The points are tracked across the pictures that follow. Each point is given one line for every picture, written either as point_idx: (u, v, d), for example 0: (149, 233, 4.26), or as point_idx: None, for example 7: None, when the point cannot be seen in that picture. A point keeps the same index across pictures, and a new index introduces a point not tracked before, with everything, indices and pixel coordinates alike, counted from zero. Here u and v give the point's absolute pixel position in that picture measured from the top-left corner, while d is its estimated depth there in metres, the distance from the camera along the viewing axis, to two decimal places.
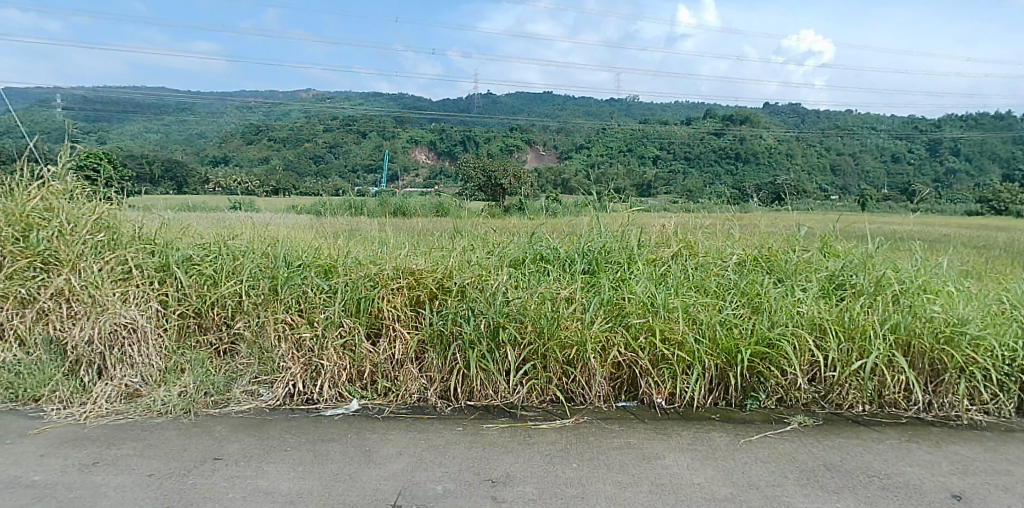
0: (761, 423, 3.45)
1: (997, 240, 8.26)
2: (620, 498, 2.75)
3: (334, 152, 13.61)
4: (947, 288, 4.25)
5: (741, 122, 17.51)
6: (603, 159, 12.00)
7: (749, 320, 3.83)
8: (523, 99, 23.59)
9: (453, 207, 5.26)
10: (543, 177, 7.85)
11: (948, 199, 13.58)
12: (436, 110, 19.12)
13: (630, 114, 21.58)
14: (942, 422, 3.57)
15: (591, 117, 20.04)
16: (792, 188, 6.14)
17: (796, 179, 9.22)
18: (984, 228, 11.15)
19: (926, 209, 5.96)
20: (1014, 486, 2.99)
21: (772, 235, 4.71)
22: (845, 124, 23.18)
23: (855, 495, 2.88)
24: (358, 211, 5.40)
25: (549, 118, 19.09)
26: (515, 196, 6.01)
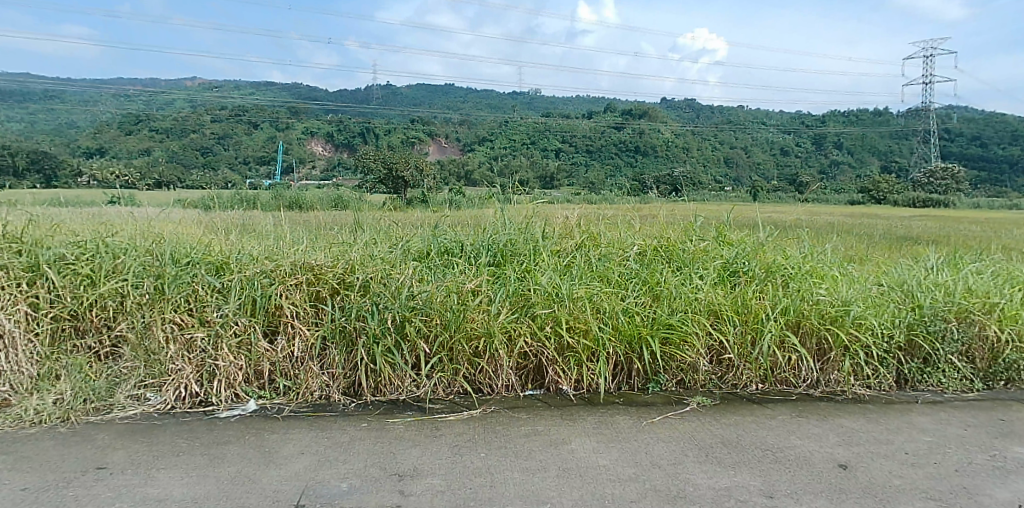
0: (662, 404, 3.58)
1: (871, 227, 8.94)
2: (529, 485, 2.79)
3: (223, 143, 13.03)
4: (831, 272, 4.53)
5: (640, 118, 18.16)
6: (504, 151, 12.15)
7: (650, 307, 3.94)
8: (426, 92, 23.44)
9: (353, 201, 5.17)
10: (446, 168, 7.82)
11: (830, 189, 14.57)
12: (339, 103, 18.68)
13: (532, 108, 22.00)
14: (829, 397, 3.82)
15: (493, 111, 20.19)
16: (689, 180, 6.39)
17: (692, 172, 9.61)
18: (860, 216, 12.07)
19: (811, 198, 6.34)
20: (892, 454, 3.25)
21: (670, 225, 4.88)
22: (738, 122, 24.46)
23: (750, 469, 3.04)
24: (251, 205, 5.21)
25: (452, 111, 18.99)
26: (418, 188, 5.96)
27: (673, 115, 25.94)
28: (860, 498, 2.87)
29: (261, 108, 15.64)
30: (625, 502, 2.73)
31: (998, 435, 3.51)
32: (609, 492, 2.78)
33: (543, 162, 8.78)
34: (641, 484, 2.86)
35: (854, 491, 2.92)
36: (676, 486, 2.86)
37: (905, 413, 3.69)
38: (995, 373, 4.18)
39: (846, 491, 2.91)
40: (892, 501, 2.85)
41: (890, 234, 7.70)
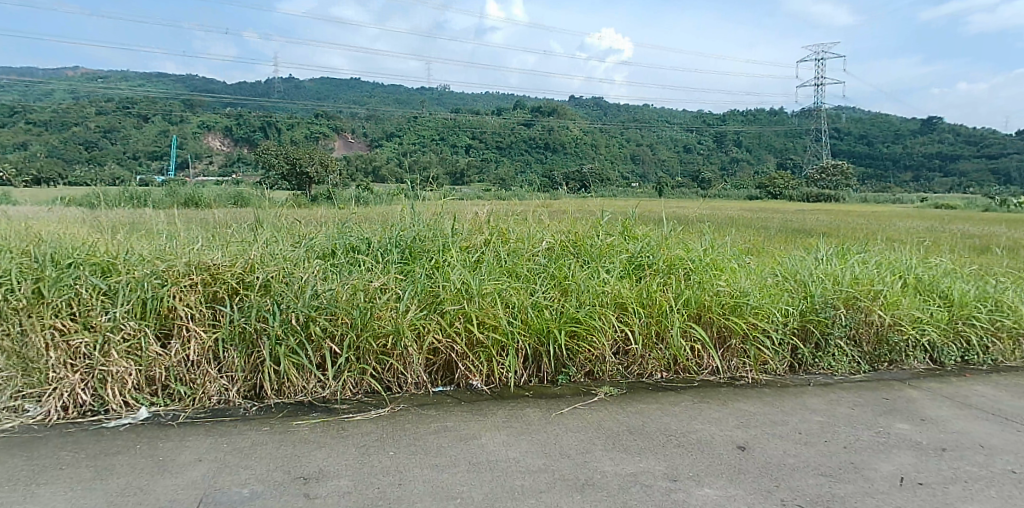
0: (571, 395, 3.66)
1: (767, 221, 9.49)
2: (438, 481, 2.79)
3: (110, 137, 12.22)
4: (730, 264, 4.75)
5: (549, 116, 18.48)
6: (415, 146, 12.06)
7: (558, 302, 4.02)
8: (331, 85, 22.93)
9: (254, 198, 5.01)
10: (353, 163, 7.68)
11: (729, 185, 15.41)
12: (242, 96, 17.98)
13: (444, 104, 21.90)
14: (728, 382, 4.01)
15: (399, 106, 19.94)
16: (597, 176, 6.56)
17: (600, 169, 9.90)
18: (755, 211, 12.83)
19: (710, 194, 6.64)
20: (786, 434, 3.45)
21: (579, 221, 4.99)
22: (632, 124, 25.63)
23: (654, 454, 3.15)
24: (141, 202, 4.96)
25: (359, 106, 18.62)
26: (324, 184, 5.84)
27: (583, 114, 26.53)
28: (755, 476, 3.03)
29: (152, 101, 14.81)
30: (534, 492, 2.77)
31: (880, 412, 3.80)
32: (518, 484, 2.82)
33: (454, 158, 8.80)
34: (551, 474, 2.91)
35: (750, 470, 3.08)
36: (583, 475, 2.93)
37: (798, 395, 3.93)
38: (879, 355, 4.51)
39: (743, 470, 3.07)
40: (785, 478, 3.03)
41: (785, 228, 8.18)
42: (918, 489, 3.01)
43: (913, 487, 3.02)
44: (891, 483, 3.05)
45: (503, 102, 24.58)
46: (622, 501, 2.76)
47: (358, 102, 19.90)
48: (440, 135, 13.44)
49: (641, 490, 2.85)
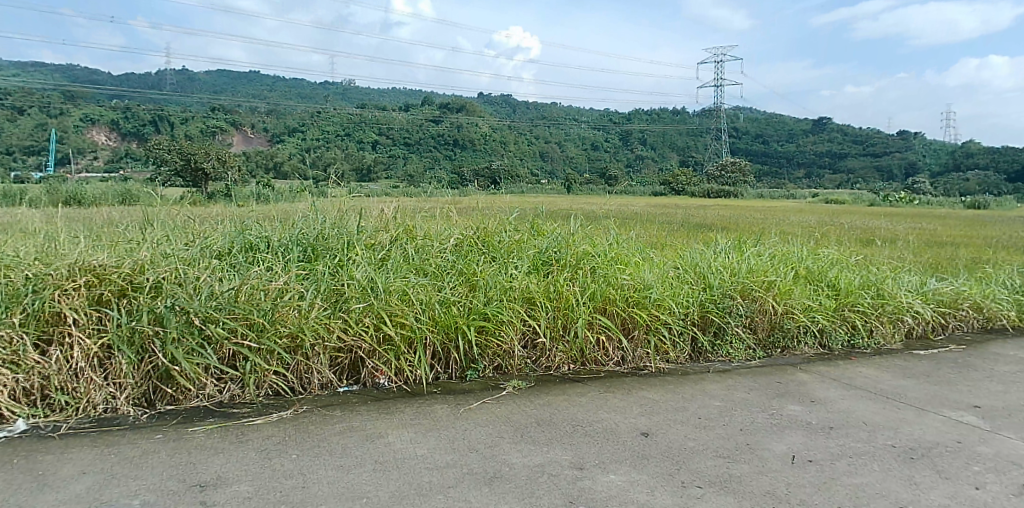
0: (479, 390, 3.70)
1: (670, 217, 9.90)
2: (343, 482, 2.76)
3: None
4: (634, 258, 4.92)
5: (457, 113, 18.50)
6: (321, 139, 11.78)
7: (466, 297, 4.05)
8: (231, 78, 22.13)
9: (145, 195, 4.78)
10: (254, 158, 7.43)
11: (634, 183, 16.04)
12: (133, 88, 17.00)
13: (350, 100, 21.52)
14: (633, 372, 4.16)
15: (306, 101, 19.42)
16: (506, 173, 6.65)
17: (510, 166, 10.05)
18: (658, 209, 13.41)
19: (616, 192, 6.86)
20: (686, 420, 3.62)
21: (488, 217, 5.04)
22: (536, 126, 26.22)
23: (561, 445, 3.23)
24: (16, 201, 4.63)
25: (259, 101, 18.00)
26: (222, 181, 5.64)
27: (492, 112, 26.73)
28: (657, 461, 3.16)
29: None
30: (443, 488, 2.79)
31: (774, 395, 4.04)
32: (426, 480, 2.83)
33: (361, 155, 8.70)
34: (459, 469, 2.94)
35: (652, 455, 3.21)
36: (491, 468, 2.97)
37: (698, 382, 4.13)
38: (774, 341, 4.79)
39: (646, 455, 3.20)
40: (686, 461, 3.17)
41: (687, 223, 8.55)
42: (808, 465, 3.21)
43: (803, 463, 3.23)
44: (783, 461, 3.24)
45: (411, 98, 24.42)
46: (529, 491, 2.81)
47: (262, 95, 19.23)
48: (347, 130, 13.16)
49: (548, 480, 2.91)
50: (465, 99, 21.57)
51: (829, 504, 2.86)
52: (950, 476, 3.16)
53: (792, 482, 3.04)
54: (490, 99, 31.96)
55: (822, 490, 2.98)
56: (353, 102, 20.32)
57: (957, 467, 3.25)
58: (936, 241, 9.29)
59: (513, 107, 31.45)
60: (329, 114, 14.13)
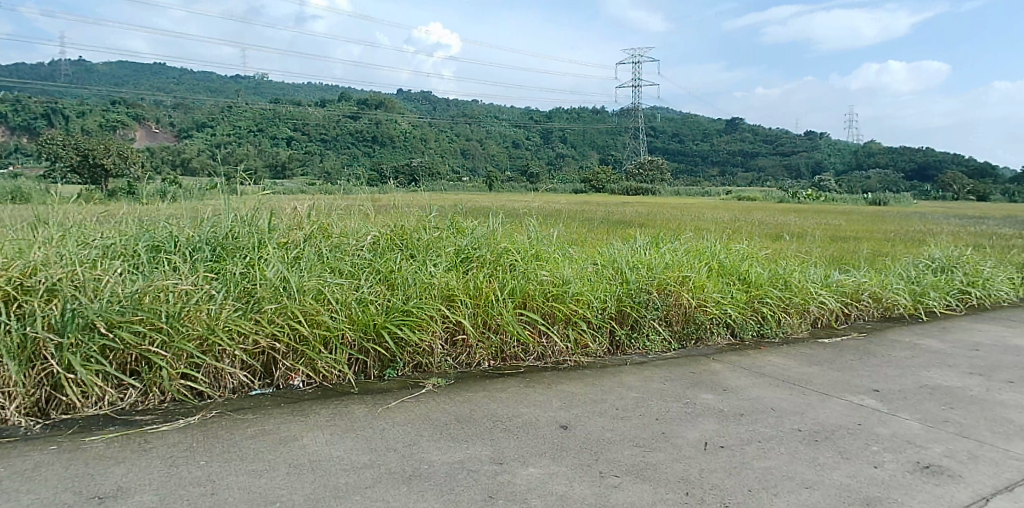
0: (398, 389, 3.70)
1: (590, 216, 10.11)
2: (255, 486, 2.69)
3: None
4: (553, 255, 5.01)
5: (375, 110, 18.26)
6: (232, 134, 11.38)
7: (384, 296, 4.03)
8: (135, 69, 20.97)
9: (37, 193, 4.51)
10: (161, 153, 7.13)
11: (554, 181, 16.27)
12: (22, 77, 15.84)
13: (264, 94, 20.83)
14: (552, 366, 4.24)
15: (218, 94, 18.65)
16: (424, 172, 6.65)
17: (431, 165, 10.02)
18: (577, 207, 13.67)
19: (535, 192, 6.97)
20: (604, 412, 3.72)
21: (407, 215, 5.02)
22: (457, 125, 26.28)
23: (480, 441, 3.26)
24: None
25: (166, 92, 17.14)
26: (124, 178, 5.39)
27: (415, 109, 26.48)
28: (576, 453, 3.23)
29: None
30: (359, 489, 2.75)
31: (689, 385, 4.21)
32: (341, 480, 2.79)
33: (275, 151, 8.46)
34: (377, 469, 2.91)
35: (570, 447, 3.28)
36: (410, 466, 2.97)
37: (616, 374, 4.25)
38: (688, 333, 4.99)
39: (565, 448, 3.26)
40: (603, 452, 3.26)
41: (608, 221, 8.77)
42: (719, 451, 3.35)
43: (715, 449, 3.37)
44: (696, 448, 3.38)
45: (328, 94, 23.87)
46: (448, 487, 2.82)
47: (168, 86, 18.37)
48: (260, 125, 12.75)
49: (468, 476, 2.93)
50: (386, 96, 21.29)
51: (738, 487, 2.99)
52: (851, 456, 3.37)
53: (703, 468, 3.16)
54: (411, 94, 31.63)
55: (732, 474, 3.12)
56: (268, 97, 19.71)
57: (857, 448, 3.46)
58: (841, 235, 9.86)
59: (436, 104, 31.33)
60: (242, 109, 13.69)
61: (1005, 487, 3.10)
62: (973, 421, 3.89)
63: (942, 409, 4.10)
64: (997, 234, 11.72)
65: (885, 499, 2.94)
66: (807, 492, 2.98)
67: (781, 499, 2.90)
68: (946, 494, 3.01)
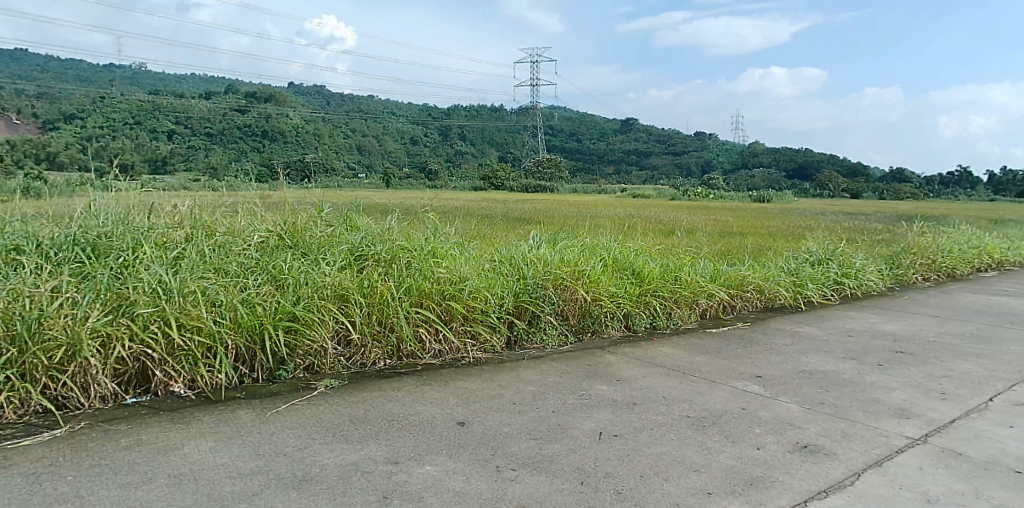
0: (288, 392, 3.61)
1: (489, 214, 10.22)
2: (130, 500, 2.54)
3: None
4: (450, 252, 5.03)
5: (264, 103, 17.58)
6: (104, 123, 10.60)
7: (272, 297, 3.91)
8: None
9: None
10: (22, 145, 6.58)
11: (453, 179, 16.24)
12: None
13: (143, 86, 19.52)
14: (450, 363, 4.26)
15: (91, 84, 17.30)
16: (318, 171, 6.51)
17: (326, 164, 9.79)
18: (476, 206, 13.70)
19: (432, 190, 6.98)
20: (501, 407, 3.77)
21: (298, 212, 4.89)
22: (356, 120, 25.80)
23: (375, 441, 3.22)
24: None
25: (29, 79, 15.70)
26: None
27: (311, 105, 25.67)
28: (473, 448, 3.26)
29: None
30: (246, 496, 2.65)
31: (585, 377, 4.34)
32: (227, 489, 2.68)
33: (155, 145, 8.00)
34: (265, 475, 2.82)
35: (467, 443, 3.31)
36: (301, 471, 2.89)
37: (514, 369, 4.33)
38: (584, 326, 5.14)
39: (462, 444, 3.28)
40: (501, 446, 3.30)
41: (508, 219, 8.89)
42: (613, 440, 3.47)
43: (609, 439, 3.49)
44: (591, 438, 3.48)
45: (217, 86, 22.66)
46: (341, 490, 2.76)
47: (31, 73, 16.85)
48: (138, 117, 11.97)
49: (362, 477, 2.88)
50: (279, 92, 20.51)
51: (631, 474, 3.10)
52: (736, 439, 3.58)
53: (598, 457, 3.26)
54: (304, 88, 30.73)
55: (625, 462, 3.23)
56: (146, 87, 18.56)
57: (742, 431, 3.68)
58: (729, 231, 10.44)
59: (332, 101, 30.48)
60: (116, 99, 12.81)
61: (874, 462, 3.34)
62: (847, 403, 4.22)
63: (817, 393, 4.43)
64: (867, 229, 12.78)
65: (766, 478, 3.13)
66: (696, 475, 3.13)
67: (671, 483, 3.03)
68: (822, 469, 3.23)
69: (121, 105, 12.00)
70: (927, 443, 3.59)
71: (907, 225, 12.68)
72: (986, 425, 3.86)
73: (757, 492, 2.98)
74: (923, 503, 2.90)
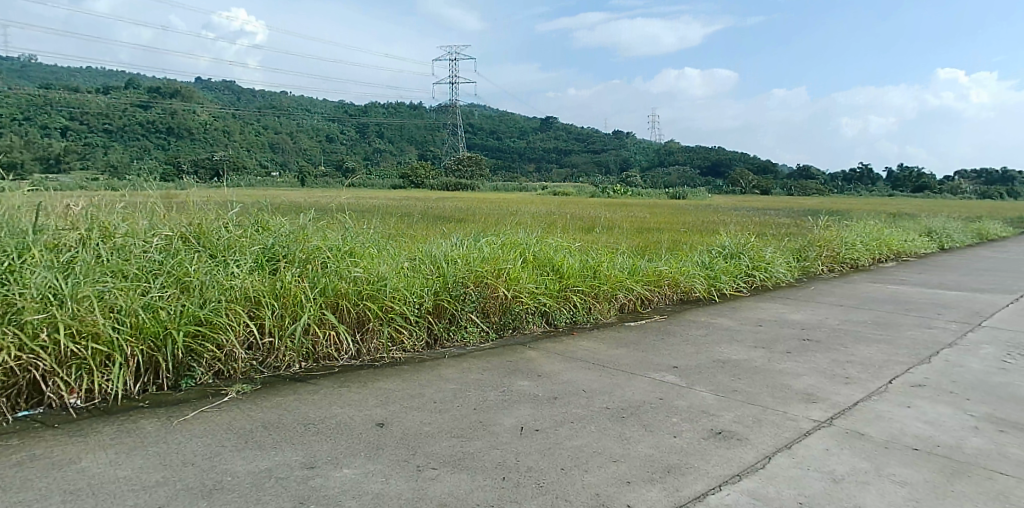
0: (196, 399, 3.48)
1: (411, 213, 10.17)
2: None
3: None
4: (367, 251, 4.97)
5: (171, 97, 16.80)
6: None
7: (177, 300, 3.77)
8: None
9: None
10: None
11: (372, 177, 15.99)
12: None
13: (34, 79, 18.20)
14: (368, 364, 4.21)
15: None
16: (228, 170, 6.30)
17: (237, 164, 9.47)
18: (396, 206, 13.56)
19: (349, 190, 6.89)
20: (422, 406, 3.77)
21: (205, 212, 4.72)
22: (271, 117, 25.10)
23: (290, 446, 3.15)
24: None
25: None
26: None
27: (223, 101, 24.66)
28: (393, 449, 3.24)
29: None
30: None
31: (506, 373, 4.39)
32: (129, 502, 2.56)
33: (46, 142, 7.53)
34: (172, 486, 2.71)
35: (387, 444, 3.28)
36: (211, 479, 2.79)
37: (435, 367, 4.33)
38: (505, 323, 5.20)
39: (381, 445, 3.26)
40: (421, 446, 3.29)
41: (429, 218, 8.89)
42: (534, 435, 3.53)
43: (530, 433, 3.55)
44: (513, 433, 3.53)
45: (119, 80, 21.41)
46: (255, 498, 2.69)
47: None
48: (27, 111, 11.18)
49: (277, 484, 2.82)
50: (187, 87, 19.59)
51: (552, 467, 3.17)
52: (653, 429, 3.71)
53: (519, 452, 3.31)
54: (211, 83, 29.61)
55: (546, 455, 3.29)
56: (36, 80, 17.32)
57: (659, 421, 3.82)
58: (647, 227, 10.78)
59: (245, 96, 29.37)
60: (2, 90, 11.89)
61: (782, 445, 3.53)
62: (757, 390, 4.45)
63: (730, 381, 4.64)
64: (776, 223, 13.48)
65: (682, 464, 3.26)
66: (615, 465, 3.23)
67: (591, 474, 3.11)
68: (734, 454, 3.39)
69: (7, 98, 11.16)
70: (832, 425, 3.83)
71: (813, 219, 13.48)
72: (885, 406, 4.15)
73: (673, 479, 3.10)
74: (828, 481, 3.10)
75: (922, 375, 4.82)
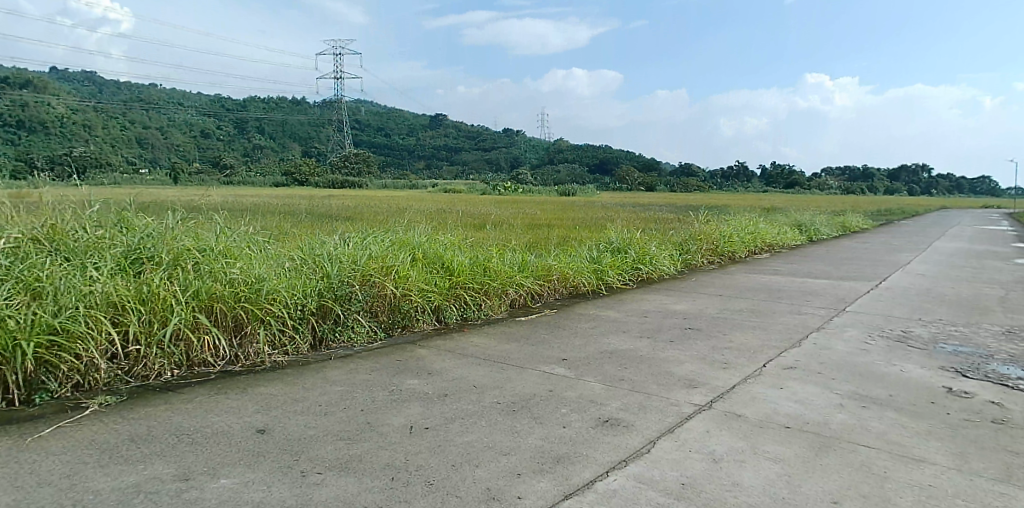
0: (53, 414, 3.24)
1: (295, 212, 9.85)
2: None
3: None
4: (244, 252, 4.79)
5: (23, 88, 15.34)
6: None
7: (27, 308, 3.48)
8: None
9: None
10: None
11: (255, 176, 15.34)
12: None
13: None
14: (247, 369, 4.06)
15: None
16: (88, 167, 5.85)
17: (99, 162, 8.80)
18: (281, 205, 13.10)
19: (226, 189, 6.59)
20: (306, 410, 3.68)
21: (59, 212, 4.38)
22: (140, 110, 23.45)
23: (163, 458, 2.99)
24: None
25: None
26: None
27: (86, 95, 22.77)
28: (276, 455, 3.15)
29: None
30: None
31: (396, 373, 4.37)
32: None
33: None
34: None
35: (269, 450, 3.19)
36: (70, 499, 2.61)
37: (321, 370, 4.24)
38: (394, 322, 5.17)
39: (264, 452, 3.16)
40: (306, 450, 3.22)
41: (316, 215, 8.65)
42: (424, 433, 3.55)
43: (421, 432, 3.56)
44: (402, 433, 3.53)
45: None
46: None
47: None
48: None
49: (148, 499, 2.67)
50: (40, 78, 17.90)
51: (443, 464, 3.20)
52: (543, 420, 3.83)
53: (409, 451, 3.32)
54: (68, 73, 27.30)
55: (437, 453, 3.32)
56: None
57: (548, 412, 3.94)
58: (538, 223, 11.04)
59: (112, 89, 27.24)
60: None
61: (665, 429, 3.76)
62: (642, 378, 4.69)
63: (616, 370, 4.86)
64: (661, 218, 14.20)
65: (571, 454, 3.39)
66: (505, 458, 3.31)
67: (482, 469, 3.18)
68: (621, 441, 3.57)
69: None
70: (712, 408, 4.11)
71: (695, 214, 14.31)
72: (761, 388, 4.50)
73: (562, 468, 3.23)
74: (708, 461, 3.34)
75: (793, 358, 5.26)
